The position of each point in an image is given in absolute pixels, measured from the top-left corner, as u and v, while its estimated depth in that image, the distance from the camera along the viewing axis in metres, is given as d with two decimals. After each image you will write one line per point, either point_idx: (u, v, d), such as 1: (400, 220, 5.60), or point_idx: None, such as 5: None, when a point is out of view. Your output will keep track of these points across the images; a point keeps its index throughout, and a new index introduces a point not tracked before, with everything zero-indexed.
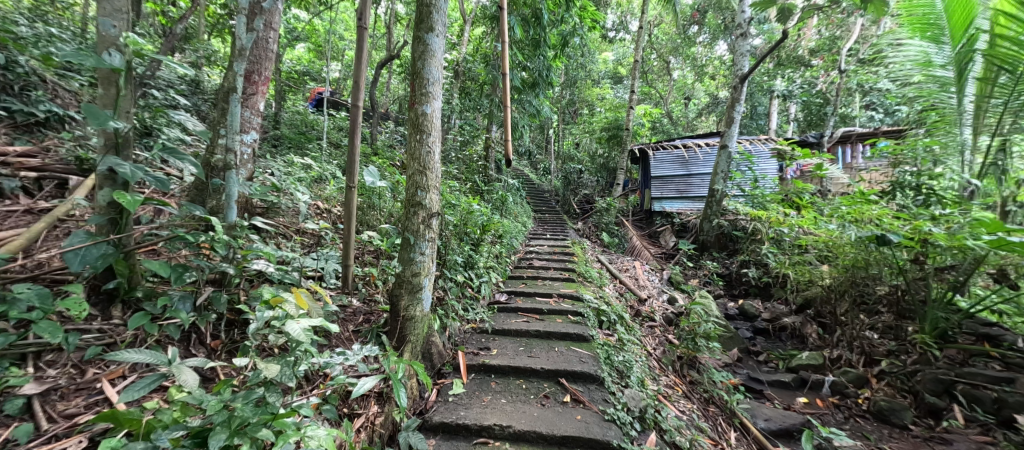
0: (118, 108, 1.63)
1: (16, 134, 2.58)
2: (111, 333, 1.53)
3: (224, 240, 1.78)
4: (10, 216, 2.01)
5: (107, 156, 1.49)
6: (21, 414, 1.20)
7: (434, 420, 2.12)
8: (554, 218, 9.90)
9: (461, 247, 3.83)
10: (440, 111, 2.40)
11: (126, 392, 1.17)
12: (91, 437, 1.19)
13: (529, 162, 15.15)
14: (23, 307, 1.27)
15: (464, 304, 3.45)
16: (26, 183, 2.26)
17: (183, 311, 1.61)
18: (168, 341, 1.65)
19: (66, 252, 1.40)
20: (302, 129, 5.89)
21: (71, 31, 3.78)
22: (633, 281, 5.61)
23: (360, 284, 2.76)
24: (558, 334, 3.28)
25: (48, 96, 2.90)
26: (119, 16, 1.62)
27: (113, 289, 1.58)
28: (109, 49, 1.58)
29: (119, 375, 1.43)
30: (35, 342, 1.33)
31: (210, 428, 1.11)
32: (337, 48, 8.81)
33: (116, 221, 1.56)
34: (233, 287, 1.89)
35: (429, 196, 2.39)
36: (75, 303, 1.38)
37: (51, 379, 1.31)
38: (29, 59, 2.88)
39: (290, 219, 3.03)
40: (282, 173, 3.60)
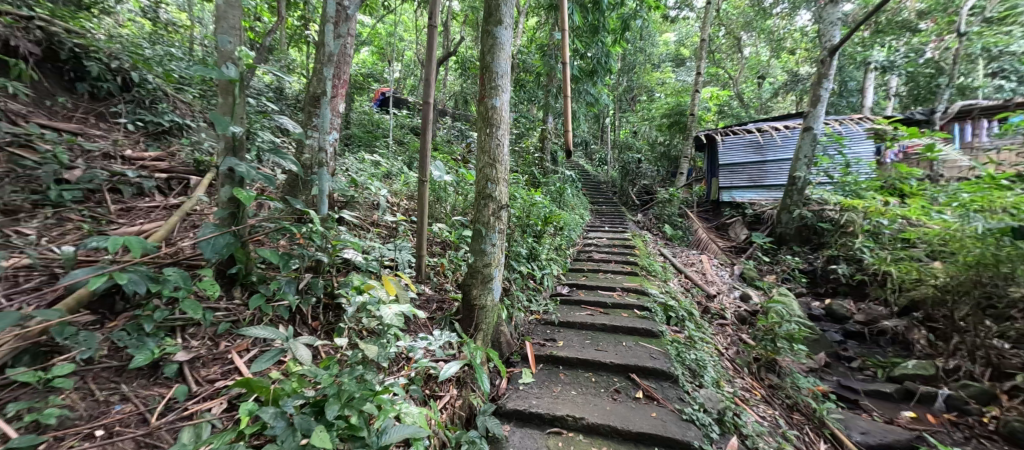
0: (235, 114, 1.84)
1: (149, 141, 3.07)
2: (235, 312, 1.74)
3: (320, 231, 1.97)
4: (151, 212, 2.38)
5: (228, 157, 1.70)
6: (176, 377, 1.40)
7: (508, 407, 2.18)
8: (611, 211, 9.59)
9: (523, 239, 3.86)
10: (507, 104, 2.42)
11: (254, 364, 1.33)
12: (229, 400, 1.37)
13: (584, 153, 14.83)
14: (173, 286, 1.49)
15: (527, 296, 3.49)
16: (160, 183, 2.66)
17: (290, 294, 1.80)
18: (279, 321, 1.85)
19: (200, 241, 1.62)
20: (370, 128, 6.25)
21: (183, 50, 4.34)
22: (701, 276, 5.29)
23: (431, 274, 2.90)
24: (626, 329, 3.20)
25: (170, 107, 3.41)
26: (233, 33, 1.83)
27: (234, 274, 1.81)
28: (227, 61, 1.79)
29: (244, 348, 1.63)
30: (181, 317, 1.55)
31: (325, 399, 1.22)
32: (397, 48, 9.22)
33: (234, 214, 1.77)
34: (327, 273, 2.08)
35: (498, 188, 2.43)
36: (209, 284, 1.59)
37: (195, 349, 1.52)
38: (156, 77, 3.41)
39: (367, 213, 3.26)
40: (357, 170, 3.86)
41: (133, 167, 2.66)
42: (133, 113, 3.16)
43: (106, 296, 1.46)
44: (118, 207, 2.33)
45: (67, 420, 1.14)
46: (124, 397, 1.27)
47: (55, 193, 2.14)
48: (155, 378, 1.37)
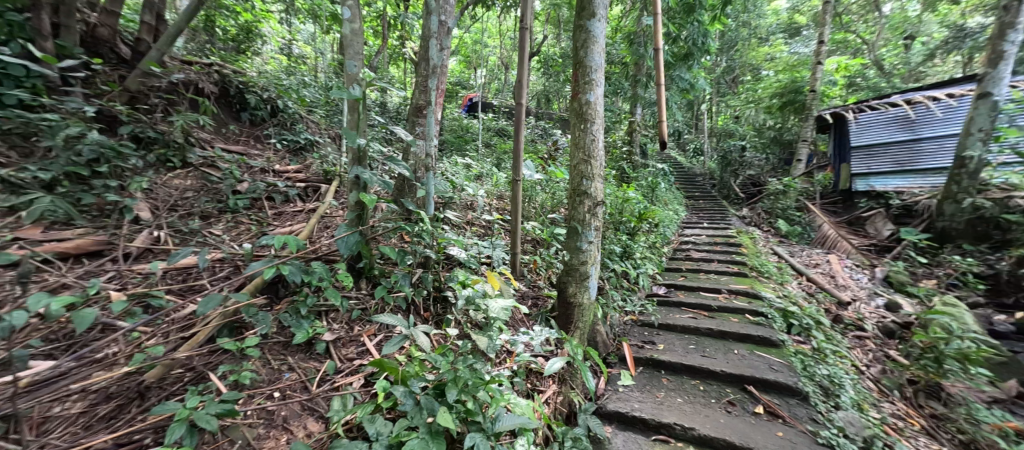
0: (359, 128, 2.11)
1: (291, 157, 3.68)
2: (364, 301, 2.00)
3: (429, 229, 2.15)
4: (296, 215, 2.86)
5: (355, 166, 1.95)
6: (324, 354, 1.65)
7: (609, 408, 2.12)
8: (711, 205, 8.73)
9: (616, 237, 3.73)
10: (602, 98, 2.36)
11: (385, 347, 1.51)
12: (365, 377, 1.56)
13: (676, 144, 13.75)
14: (319, 277, 1.76)
15: (622, 295, 3.36)
16: (301, 191, 3.18)
17: (406, 287, 2.00)
18: (398, 310, 2.07)
19: (338, 239, 1.89)
20: (461, 132, 6.58)
21: (311, 78, 5.11)
22: (829, 279, 4.52)
23: (526, 271, 2.97)
24: (738, 335, 2.89)
25: (305, 127, 4.04)
26: (357, 57, 2.09)
27: (362, 268, 2.07)
28: (354, 82, 2.06)
29: (372, 333, 1.86)
30: (325, 304, 1.82)
31: (444, 383, 1.34)
32: (483, 55, 9.59)
33: (361, 215, 2.02)
34: (435, 269, 2.26)
35: (594, 184, 2.39)
36: (344, 276, 1.84)
37: (337, 331, 1.78)
38: (294, 103, 4.08)
39: (463, 212, 3.46)
40: (452, 173, 4.11)
41: (281, 178, 3.22)
42: (279, 135, 3.83)
43: (272, 284, 1.78)
44: (272, 212, 2.85)
45: (255, 381, 1.41)
46: (291, 367, 1.53)
47: (232, 202, 2.70)
48: (310, 353, 1.63)
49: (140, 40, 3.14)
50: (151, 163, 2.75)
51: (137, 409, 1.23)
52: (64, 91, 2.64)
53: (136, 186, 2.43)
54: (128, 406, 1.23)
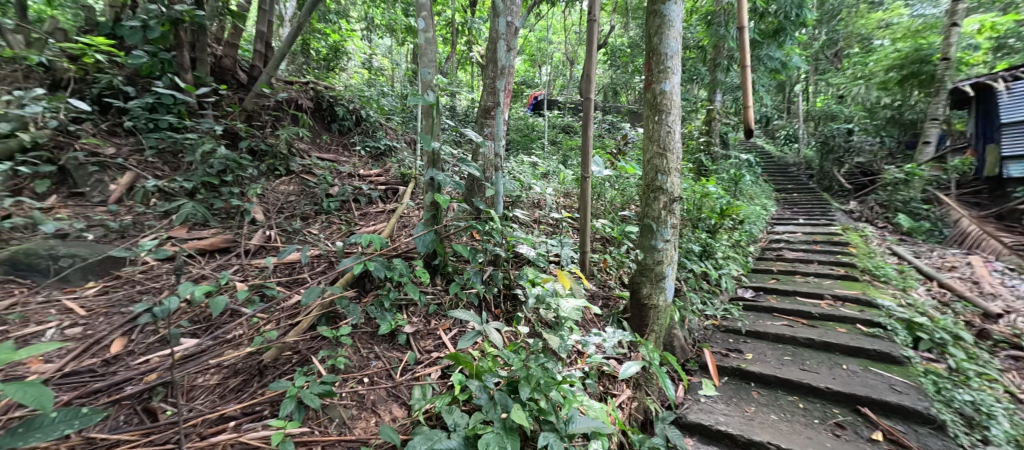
0: (433, 132, 2.22)
1: (373, 162, 4.01)
2: (439, 296, 2.10)
3: (499, 228, 2.19)
4: (378, 215, 3.11)
5: (430, 168, 2.07)
6: (405, 345, 1.77)
7: (690, 419, 1.98)
8: (808, 199, 7.71)
9: (694, 234, 3.47)
10: (678, 86, 2.20)
11: (460, 341, 1.57)
12: (442, 370, 1.64)
13: (763, 132, 12.36)
14: (399, 273, 1.88)
15: (701, 298, 3.12)
16: (383, 193, 3.44)
17: (478, 284, 2.07)
18: (471, 306, 2.14)
19: (416, 238, 2.01)
20: (526, 131, 6.60)
21: (389, 88, 5.51)
22: (971, 286, 3.73)
23: (595, 270, 2.89)
24: (847, 348, 2.51)
25: (385, 134, 4.37)
26: (431, 64, 2.20)
27: (437, 265, 2.18)
28: (428, 89, 2.17)
29: (447, 327, 1.95)
30: (405, 298, 1.95)
31: (517, 380, 1.36)
32: (548, 51, 9.54)
33: (435, 215, 2.13)
34: (505, 267, 2.30)
35: (669, 179, 2.24)
36: (422, 272, 1.95)
37: (416, 324, 1.90)
38: (375, 112, 4.43)
39: (531, 211, 3.47)
40: (519, 171, 4.15)
41: (365, 182, 3.51)
42: (363, 142, 4.19)
43: (360, 279, 1.95)
44: (358, 213, 3.13)
45: (348, 366, 1.54)
46: (377, 356, 1.66)
47: (325, 204, 3.01)
48: (393, 344, 1.75)
49: (254, 66, 3.65)
50: (263, 172, 3.18)
51: (258, 384, 1.40)
52: (200, 114, 3.17)
53: (252, 192, 2.83)
54: (251, 381, 1.41)
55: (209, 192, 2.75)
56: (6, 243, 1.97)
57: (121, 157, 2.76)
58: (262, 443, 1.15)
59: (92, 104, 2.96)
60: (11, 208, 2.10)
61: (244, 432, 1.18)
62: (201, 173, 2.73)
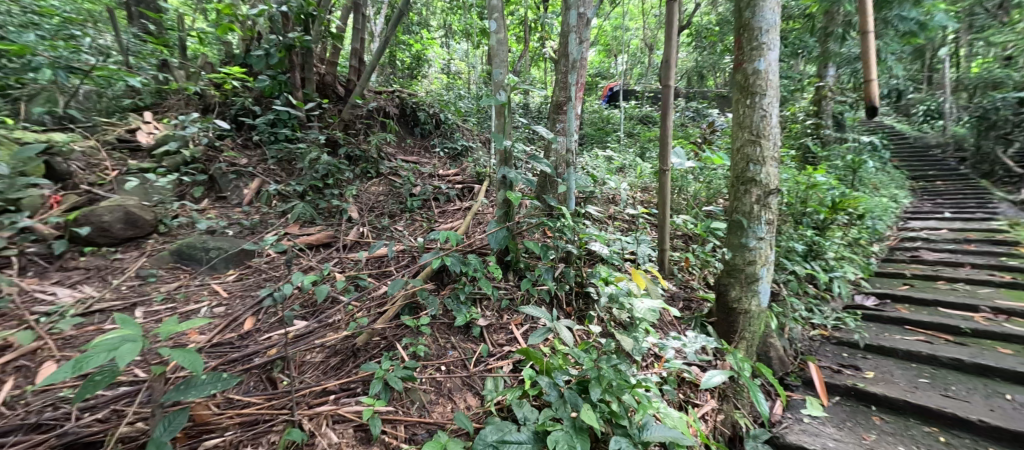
0: (505, 130, 2.26)
1: (451, 163, 4.22)
2: (512, 291, 2.14)
3: (570, 225, 2.16)
4: (455, 213, 3.28)
5: (502, 166, 2.12)
6: (479, 338, 1.84)
7: (790, 440, 1.77)
8: (958, 188, 6.26)
9: (797, 231, 3.04)
10: (776, 64, 1.95)
11: (530, 337, 1.59)
12: (514, 363, 1.68)
13: (894, 108, 10.31)
14: (473, 268, 1.97)
15: (805, 304, 2.74)
16: (460, 191, 3.62)
17: (549, 281, 2.07)
18: (542, 303, 2.15)
19: (489, 235, 2.08)
20: (601, 124, 6.39)
21: (466, 91, 5.75)
22: None
23: (676, 269, 2.71)
24: (1014, 375, 2.01)
25: (461, 135, 4.58)
26: (503, 64, 2.25)
27: (510, 261, 2.23)
28: (500, 88, 2.22)
29: (519, 322, 1.98)
30: (479, 292, 2.02)
31: (588, 380, 1.34)
32: (625, 39, 9.08)
33: (507, 212, 2.18)
34: (577, 264, 2.26)
35: (765, 169, 2.00)
36: (495, 268, 2.01)
37: (490, 317, 1.97)
38: (452, 115, 4.66)
39: (606, 207, 3.36)
40: (593, 166, 4.04)
41: (444, 181, 3.73)
42: (442, 144, 4.44)
43: (438, 273, 2.07)
44: (438, 210, 3.33)
45: (428, 355, 1.65)
46: (453, 346, 1.76)
47: (409, 203, 3.26)
48: (467, 335, 1.83)
49: (349, 80, 4.09)
50: (357, 174, 3.55)
51: (353, 365, 1.55)
52: (308, 126, 3.64)
53: (349, 193, 3.18)
54: (347, 361, 1.56)
55: (316, 194, 3.17)
56: (174, 237, 2.47)
57: (251, 165, 3.30)
58: (355, 417, 1.28)
59: (231, 123, 3.60)
60: (178, 209, 2.64)
61: (341, 406, 1.32)
62: (309, 177, 3.15)
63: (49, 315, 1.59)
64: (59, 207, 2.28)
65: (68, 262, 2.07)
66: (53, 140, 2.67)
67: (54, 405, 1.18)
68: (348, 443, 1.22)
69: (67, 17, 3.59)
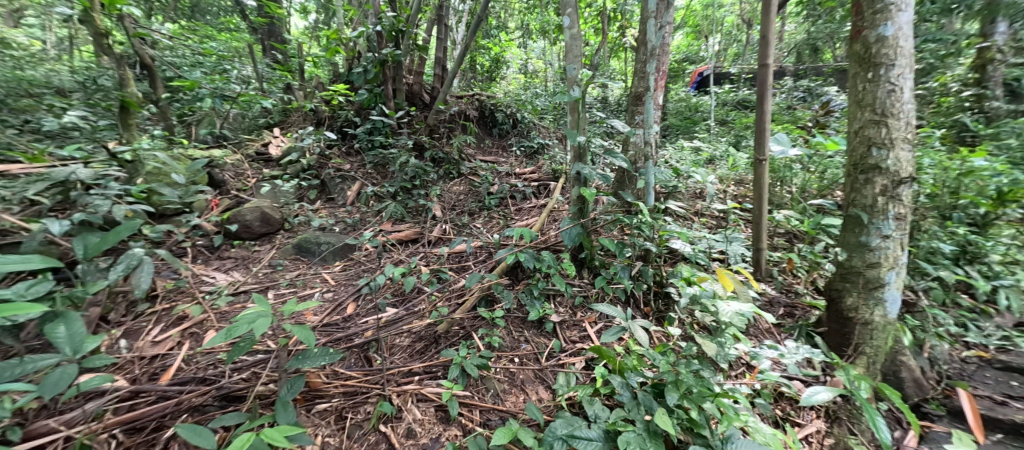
0: (580, 127, 2.24)
1: (527, 161, 4.30)
2: (586, 289, 2.12)
3: (649, 221, 2.06)
4: (531, 210, 3.36)
5: (576, 163, 2.11)
6: (552, 333, 1.86)
7: None
8: None
9: (945, 229, 2.48)
10: (910, 27, 1.63)
11: (603, 335, 1.56)
12: (587, 361, 1.67)
13: None
14: (547, 264, 1.99)
15: (954, 318, 2.23)
16: (535, 189, 3.68)
17: (625, 280, 2.00)
18: (618, 302, 2.09)
19: (563, 232, 2.09)
20: (688, 113, 5.86)
21: (542, 89, 5.79)
22: None
23: (775, 271, 2.42)
24: None
25: (537, 133, 4.64)
26: (577, 59, 2.23)
27: (584, 258, 2.20)
28: (574, 85, 2.21)
29: (593, 320, 1.96)
30: (552, 289, 2.04)
31: (664, 384, 1.29)
32: (717, 17, 8.25)
33: (582, 209, 2.16)
34: (657, 263, 2.14)
35: (893, 154, 1.69)
36: (568, 265, 2.01)
37: (563, 314, 1.97)
38: (528, 113, 4.74)
39: (692, 202, 3.12)
40: (677, 159, 3.77)
41: (520, 179, 3.81)
42: (519, 143, 4.54)
43: (513, 268, 2.14)
44: (514, 208, 3.43)
45: (502, 346, 1.72)
46: (527, 340, 1.80)
47: (487, 201, 3.41)
48: (540, 330, 1.87)
49: (434, 88, 4.41)
50: (441, 175, 3.81)
51: (434, 351, 1.67)
52: (399, 132, 4.02)
53: (433, 193, 3.43)
54: (429, 347, 1.69)
55: (406, 194, 3.48)
56: (295, 232, 2.92)
57: (353, 170, 3.76)
58: (435, 397, 1.40)
59: (338, 134, 4.13)
60: (298, 209, 3.12)
61: (424, 386, 1.45)
62: (400, 180, 3.49)
63: (211, 293, 2.00)
64: (217, 208, 2.85)
65: (223, 252, 2.58)
66: (213, 154, 3.35)
67: (216, 365, 1.46)
68: (429, 420, 1.34)
69: (222, 55, 4.46)
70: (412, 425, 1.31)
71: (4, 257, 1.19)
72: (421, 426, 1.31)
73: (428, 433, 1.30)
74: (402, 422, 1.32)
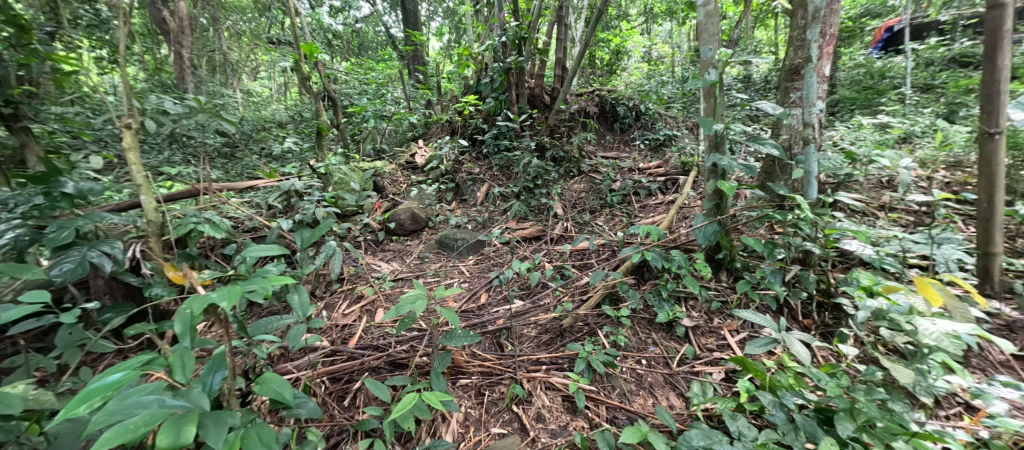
0: (716, 114, 2.02)
1: (652, 155, 4.06)
2: (725, 293, 1.90)
3: (810, 217, 1.74)
4: (657, 207, 3.18)
5: (712, 154, 1.91)
6: (684, 338, 1.74)
7: None
8: None
9: None
10: None
11: (749, 346, 1.39)
12: (727, 372, 1.51)
13: None
14: (677, 264, 1.86)
15: None
16: (661, 185, 3.46)
17: (777, 285, 1.73)
18: (766, 310, 1.83)
19: (695, 229, 1.92)
20: (869, 81, 4.63)
21: (668, 76, 5.37)
22: None
23: (1016, 283, 1.77)
24: None
25: (663, 124, 4.34)
26: (712, 39, 2.01)
27: (721, 259, 1.98)
28: (709, 68, 2.00)
29: (734, 328, 1.76)
30: (684, 290, 1.89)
31: (832, 410, 1.10)
32: None
33: (718, 204, 1.96)
34: (821, 268, 1.79)
35: None
36: (702, 265, 1.83)
37: (697, 319, 1.81)
38: (653, 104, 4.47)
39: (874, 193, 2.50)
40: (851, 140, 3.06)
41: (645, 175, 3.62)
42: (643, 136, 4.31)
43: (638, 267, 2.05)
44: (638, 205, 3.30)
45: (628, 346, 1.68)
46: (655, 342, 1.72)
47: (610, 198, 3.35)
48: (671, 334, 1.76)
49: (555, 89, 4.50)
50: (562, 174, 3.87)
51: (559, 343, 1.71)
52: (521, 135, 4.24)
53: (555, 192, 3.51)
54: (554, 339, 1.74)
55: (528, 193, 3.64)
56: (437, 229, 3.36)
57: (482, 173, 4.11)
58: (562, 387, 1.46)
59: (469, 141, 4.58)
60: (439, 209, 3.59)
61: (551, 375, 1.52)
62: (523, 180, 3.67)
63: (378, 278, 2.45)
64: (380, 209, 3.46)
65: (385, 245, 3.13)
66: (376, 165, 4.09)
67: (385, 336, 1.78)
68: (557, 408, 1.40)
69: (381, 83, 5.38)
70: (541, 410, 1.39)
71: (258, 247, 1.35)
72: (549, 412, 1.39)
73: (557, 420, 1.36)
74: (532, 406, 1.41)
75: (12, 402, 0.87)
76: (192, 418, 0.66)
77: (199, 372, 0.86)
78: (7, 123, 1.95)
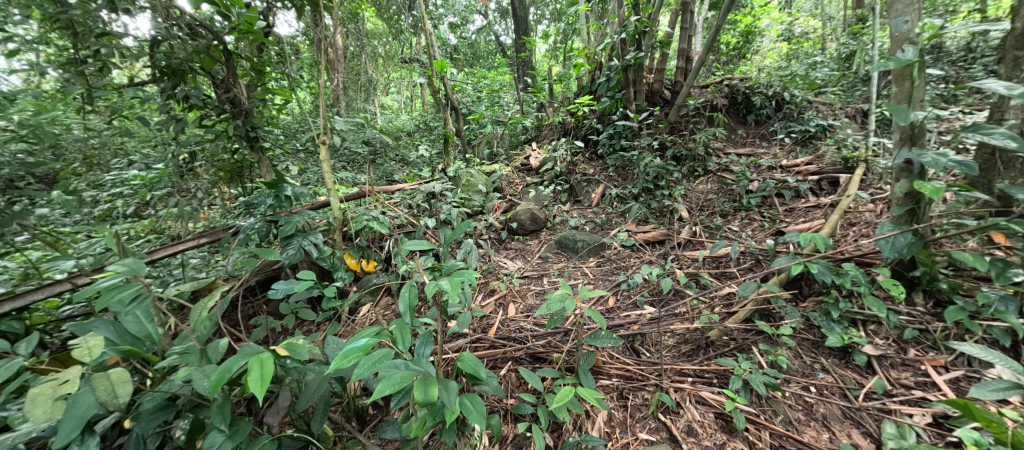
0: (912, 100, 1.66)
1: (799, 149, 3.51)
2: (922, 319, 1.57)
3: None
4: (812, 211, 2.75)
5: (905, 149, 1.58)
6: (866, 368, 1.49)
7: None
8: None
9: None
10: None
11: (978, 388, 1.16)
12: (934, 416, 1.27)
13: None
14: (853, 281, 1.59)
15: None
16: (814, 185, 2.98)
17: (1012, 316, 1.36)
18: (991, 345, 1.45)
19: (879, 240, 1.61)
20: None
21: (817, 56, 4.57)
22: None
23: None
24: None
25: (813, 113, 3.72)
26: (910, 9, 1.65)
27: (916, 278, 1.62)
28: (903, 45, 1.66)
29: (941, 365, 1.44)
30: (862, 313, 1.62)
31: None
32: None
33: (914, 210, 1.63)
34: None
35: None
36: (891, 285, 1.53)
37: (883, 347, 1.53)
38: (799, 91, 3.85)
39: None
40: None
41: (791, 173, 3.15)
42: (786, 128, 3.73)
43: (796, 281, 1.81)
44: (784, 209, 2.88)
45: (791, 369, 1.51)
46: (825, 368, 1.51)
47: (746, 200, 3.00)
48: (847, 361, 1.52)
49: (677, 82, 4.19)
50: (685, 174, 3.57)
51: (704, 356, 1.62)
52: (639, 133, 4.06)
53: (679, 193, 3.27)
54: (698, 351, 1.65)
55: (649, 194, 3.47)
56: (555, 230, 3.44)
57: (597, 174, 4.07)
58: (715, 403, 1.39)
59: (583, 142, 4.57)
60: (556, 210, 3.66)
61: (700, 389, 1.46)
62: (642, 180, 3.50)
63: (506, 275, 2.63)
64: (500, 209, 3.67)
65: (506, 243, 3.33)
66: (496, 168, 4.34)
67: (522, 329, 1.92)
68: (710, 425, 1.34)
69: (496, 89, 5.66)
70: (692, 424, 1.35)
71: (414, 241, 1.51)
72: (702, 428, 1.33)
73: (711, 437, 1.30)
74: (681, 417, 1.37)
75: (301, 351, 1.08)
76: (433, 380, 0.88)
77: (414, 344, 1.05)
78: (249, 143, 2.60)
